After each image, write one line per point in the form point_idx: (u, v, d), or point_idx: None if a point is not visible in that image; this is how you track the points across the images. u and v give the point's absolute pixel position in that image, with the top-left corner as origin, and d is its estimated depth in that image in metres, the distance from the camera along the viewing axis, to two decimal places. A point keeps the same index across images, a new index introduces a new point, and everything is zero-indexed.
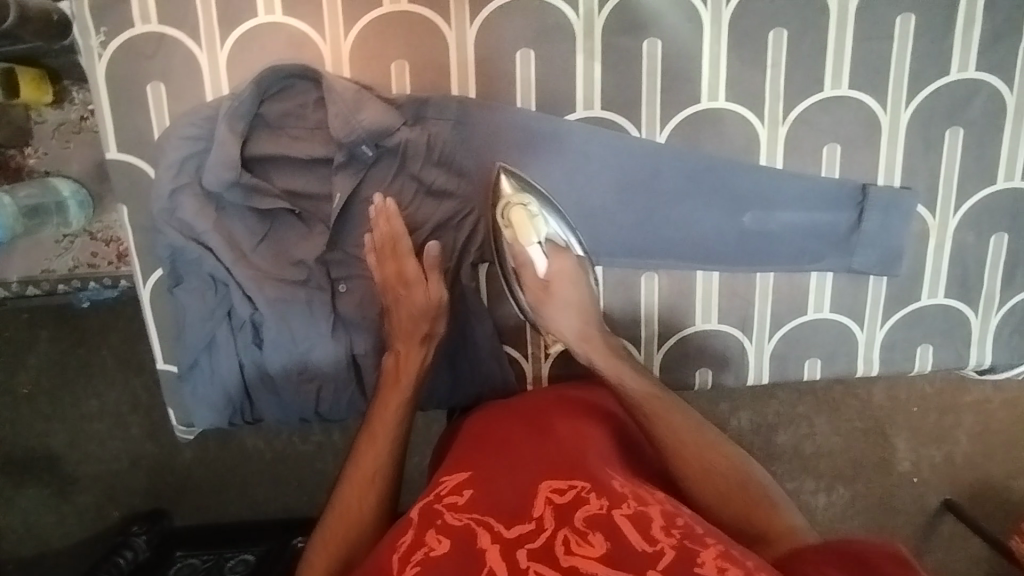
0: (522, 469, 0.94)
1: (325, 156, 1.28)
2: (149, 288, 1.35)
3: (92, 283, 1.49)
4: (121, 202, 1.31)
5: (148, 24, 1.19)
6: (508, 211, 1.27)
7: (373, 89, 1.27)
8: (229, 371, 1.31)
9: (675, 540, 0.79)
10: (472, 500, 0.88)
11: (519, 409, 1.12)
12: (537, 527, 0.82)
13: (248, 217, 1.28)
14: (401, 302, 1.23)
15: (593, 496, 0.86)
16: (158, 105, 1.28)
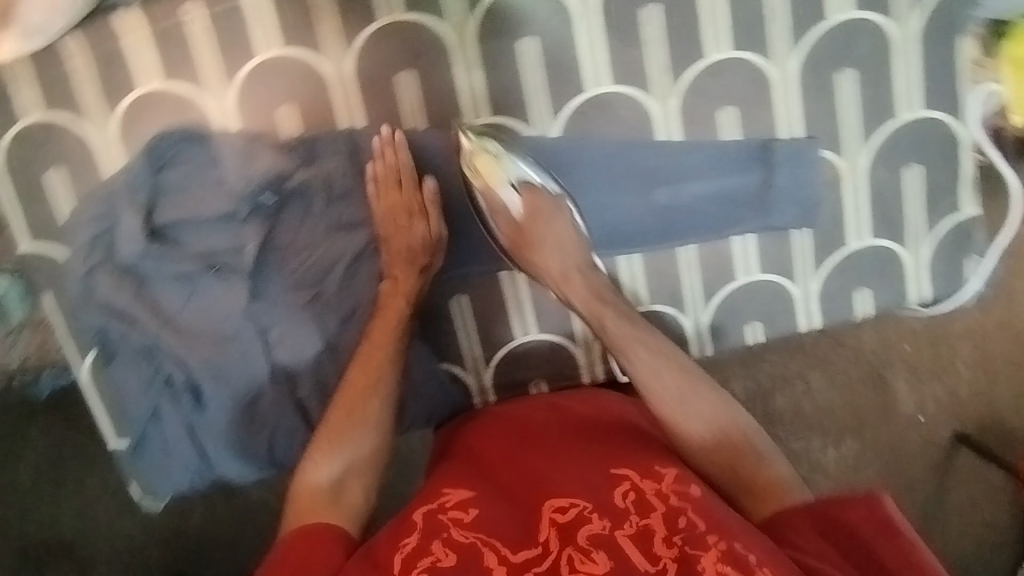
0: (516, 480, 0.70)
1: (229, 211, 0.84)
2: (88, 371, 0.89)
3: (45, 372, 1.04)
4: (42, 290, 0.86)
5: (147, 71, 0.81)
6: (472, 160, 0.82)
7: (263, 138, 0.83)
8: (181, 436, 0.90)
9: (677, 549, 0.60)
10: (474, 516, 0.66)
11: (506, 417, 0.80)
12: (616, 524, 0.63)
13: (169, 284, 0.85)
14: (393, 240, 0.84)
15: (593, 514, 0.64)
16: (59, 188, 0.84)
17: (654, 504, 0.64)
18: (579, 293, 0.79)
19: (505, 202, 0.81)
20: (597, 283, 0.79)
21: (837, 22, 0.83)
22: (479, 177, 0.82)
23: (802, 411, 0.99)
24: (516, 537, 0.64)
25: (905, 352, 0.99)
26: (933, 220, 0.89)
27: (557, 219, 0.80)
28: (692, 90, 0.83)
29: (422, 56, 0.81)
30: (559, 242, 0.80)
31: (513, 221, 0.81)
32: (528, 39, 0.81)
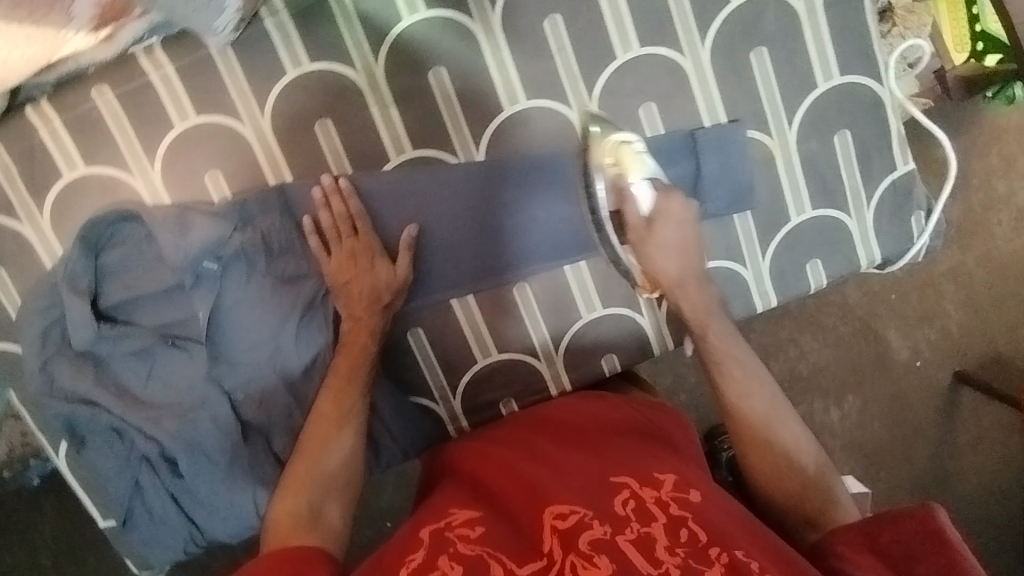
0: (520, 491, 0.72)
1: (175, 284, 0.84)
2: (64, 457, 0.90)
3: (31, 461, 1.09)
4: (5, 387, 0.88)
5: (68, 159, 0.81)
6: (615, 150, 0.80)
7: (195, 206, 0.83)
8: (167, 506, 0.90)
9: (680, 557, 0.62)
10: (480, 533, 0.68)
11: (503, 440, 0.83)
12: (617, 530, 0.64)
13: (127, 362, 0.86)
14: (350, 288, 0.83)
15: (594, 520, 0.65)
16: (4, 286, 0.85)
17: (655, 513, 0.66)
18: (691, 302, 0.80)
19: (637, 197, 0.79)
20: (701, 298, 0.81)
21: (741, 3, 0.83)
22: (618, 166, 0.79)
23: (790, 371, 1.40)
24: (521, 552, 0.65)
25: (893, 302, 1.43)
26: (871, 184, 0.89)
27: (683, 224, 0.80)
28: (608, 94, 0.84)
29: (336, 102, 0.82)
30: (681, 249, 0.80)
31: (643, 221, 0.79)
32: (437, 69, 0.82)
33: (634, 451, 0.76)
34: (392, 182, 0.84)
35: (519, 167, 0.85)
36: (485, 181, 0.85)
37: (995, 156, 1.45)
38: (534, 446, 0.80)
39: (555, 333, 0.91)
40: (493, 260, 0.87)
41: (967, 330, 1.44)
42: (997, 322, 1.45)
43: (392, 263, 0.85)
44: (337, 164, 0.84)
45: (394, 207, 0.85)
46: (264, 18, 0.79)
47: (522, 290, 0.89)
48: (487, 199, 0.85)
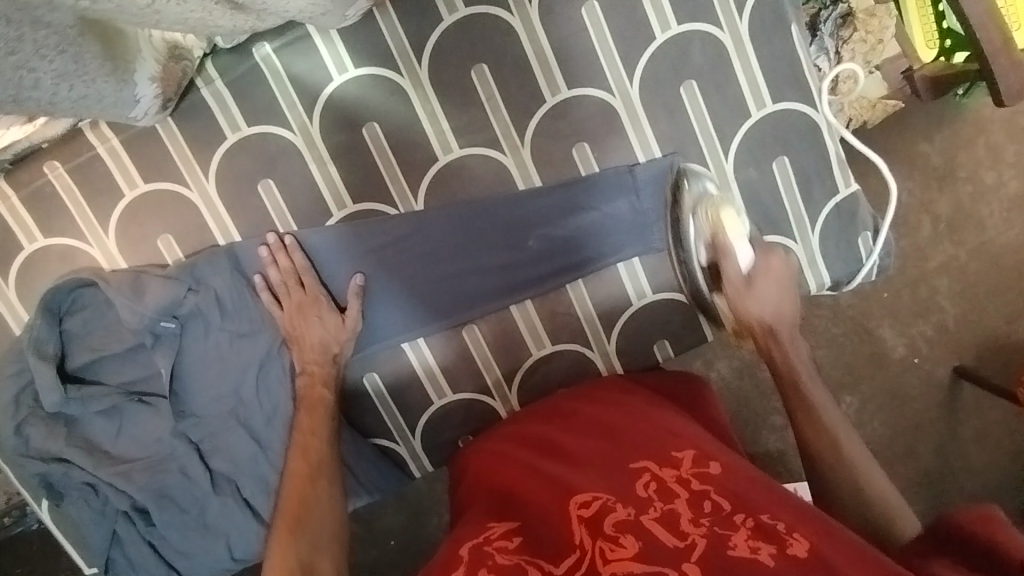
0: (543, 495, 0.71)
1: (137, 343, 0.88)
2: (46, 509, 0.94)
3: (28, 508, 1.14)
4: None
5: (26, 232, 0.85)
6: (715, 208, 0.83)
7: (150, 268, 0.87)
8: (144, 554, 0.94)
9: (706, 526, 0.60)
10: (517, 542, 0.66)
11: (521, 439, 0.84)
12: (640, 510, 0.64)
13: (98, 420, 0.90)
14: (301, 341, 0.88)
15: (617, 504, 0.66)
16: None
17: (677, 490, 0.66)
18: (788, 355, 0.83)
19: (738, 255, 0.82)
20: (796, 352, 0.84)
21: (665, 40, 0.84)
22: (716, 223, 0.82)
23: None
24: (554, 551, 0.63)
25: (885, 300, 1.41)
26: (815, 207, 0.89)
27: (786, 282, 0.83)
28: (540, 137, 0.85)
29: (276, 163, 0.84)
30: (778, 308, 0.83)
31: (743, 277, 0.83)
32: (371, 124, 0.84)
33: (645, 437, 0.76)
34: (335, 240, 0.87)
35: (494, 195, 0.87)
36: (463, 209, 0.87)
37: (980, 147, 1.42)
38: (546, 445, 0.81)
39: (507, 371, 0.93)
40: (439, 307, 0.90)
41: (963, 324, 1.41)
42: (995, 315, 1.41)
43: (341, 314, 0.88)
44: (283, 222, 0.87)
45: (342, 260, 0.88)
46: (200, 87, 0.82)
47: (471, 330, 0.92)
48: (434, 248, 0.88)
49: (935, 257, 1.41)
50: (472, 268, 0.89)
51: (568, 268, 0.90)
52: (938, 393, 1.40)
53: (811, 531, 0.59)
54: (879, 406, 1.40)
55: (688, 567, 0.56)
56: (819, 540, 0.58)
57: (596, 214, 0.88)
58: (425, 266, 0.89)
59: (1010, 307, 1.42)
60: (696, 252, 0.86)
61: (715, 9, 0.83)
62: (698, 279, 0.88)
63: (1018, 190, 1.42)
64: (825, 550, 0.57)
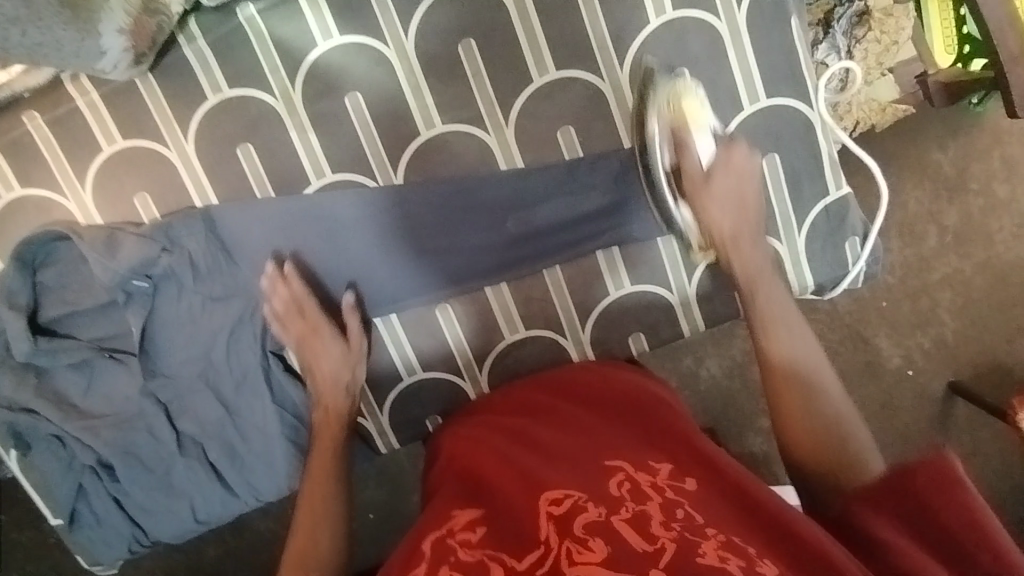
0: (512, 486, 0.71)
1: (110, 299, 0.88)
2: (12, 458, 0.94)
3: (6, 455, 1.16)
4: None
5: (4, 181, 0.85)
6: (676, 96, 0.79)
7: (125, 225, 0.86)
8: (108, 509, 0.95)
9: (676, 531, 0.60)
10: (480, 537, 0.66)
11: (499, 424, 0.83)
12: (612, 511, 0.64)
13: (69, 373, 0.90)
14: (315, 361, 0.86)
15: (589, 503, 0.65)
16: None
17: (650, 494, 0.65)
18: (745, 259, 0.79)
19: (698, 148, 0.78)
20: (755, 256, 0.79)
21: (659, 25, 0.81)
22: (675, 112, 0.79)
23: None
24: (517, 545, 0.63)
25: (883, 308, 1.38)
26: (803, 207, 0.87)
27: (750, 182, 0.79)
28: (525, 118, 0.83)
29: (256, 127, 0.83)
30: (741, 204, 0.79)
31: (701, 171, 0.78)
32: (354, 94, 0.82)
33: (621, 435, 0.75)
34: (322, 210, 0.86)
35: (482, 176, 0.85)
36: (451, 187, 0.85)
37: (994, 159, 1.38)
38: (522, 434, 0.80)
39: (479, 353, 0.92)
40: (432, 278, 0.89)
41: (961, 339, 1.38)
42: (995, 332, 1.38)
43: (344, 338, 0.87)
44: (261, 188, 0.86)
45: (343, 257, 0.88)
46: (182, 44, 0.81)
47: (445, 310, 0.91)
48: (426, 227, 0.87)
49: (938, 269, 1.38)
50: (454, 247, 0.88)
51: (548, 253, 0.89)
52: (929, 406, 1.38)
53: (773, 549, 0.60)
54: (867, 415, 1.38)
55: None
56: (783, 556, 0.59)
57: (580, 200, 0.86)
58: (414, 245, 0.88)
59: (1013, 324, 1.38)
60: (660, 152, 0.81)
61: None
62: (665, 198, 0.83)
63: None
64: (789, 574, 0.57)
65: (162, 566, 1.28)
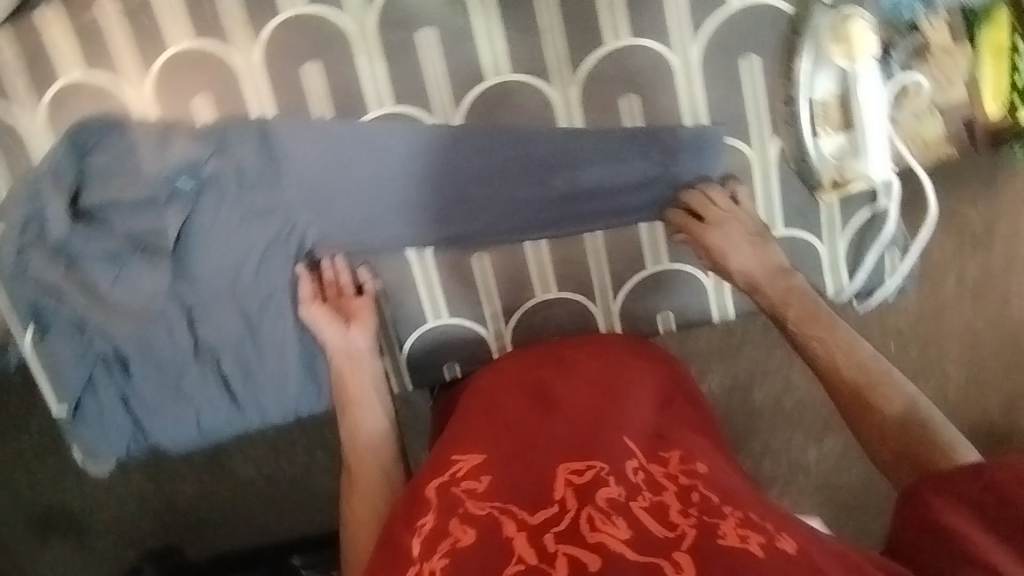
0: (527, 446, 0.73)
1: (151, 196, 0.88)
2: (24, 343, 0.94)
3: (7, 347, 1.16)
4: None
5: (68, 61, 0.85)
6: (841, 23, 0.81)
7: (179, 124, 0.87)
8: (115, 403, 0.96)
9: (696, 518, 0.61)
10: (486, 483, 0.69)
11: (511, 374, 0.84)
12: (631, 494, 0.65)
13: (97, 263, 0.90)
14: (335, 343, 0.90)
15: (609, 476, 0.68)
16: None
17: (666, 484, 0.68)
18: (743, 264, 0.84)
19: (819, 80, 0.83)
20: (757, 257, 0.84)
21: (738, 8, 0.82)
22: (845, 47, 0.80)
23: (782, 401, 1.28)
24: (532, 499, 0.66)
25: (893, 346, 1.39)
26: (847, 212, 0.88)
27: (749, 227, 0.85)
28: (592, 79, 0.84)
29: (327, 47, 0.84)
30: (752, 242, 0.85)
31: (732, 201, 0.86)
32: (427, 29, 0.83)
33: (640, 418, 0.77)
34: (379, 147, 0.87)
35: (540, 132, 0.86)
36: (507, 137, 0.86)
37: None
38: (538, 392, 0.81)
39: (507, 307, 0.94)
40: (469, 227, 0.90)
41: (962, 389, 1.39)
42: (999, 394, 1.37)
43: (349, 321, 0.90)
44: (320, 109, 0.86)
45: (386, 235, 0.91)
46: None
47: (481, 259, 0.92)
48: (489, 176, 0.88)
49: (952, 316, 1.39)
50: (500, 197, 0.89)
51: (592, 218, 0.89)
52: None
53: (791, 529, 0.62)
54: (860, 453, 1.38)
55: (680, 556, 0.57)
56: (799, 532, 0.61)
57: (631, 170, 0.87)
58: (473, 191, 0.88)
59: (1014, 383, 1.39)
60: (808, 85, 0.82)
61: None
62: (802, 129, 0.84)
63: None
64: (812, 551, 0.59)
65: (135, 496, 1.26)
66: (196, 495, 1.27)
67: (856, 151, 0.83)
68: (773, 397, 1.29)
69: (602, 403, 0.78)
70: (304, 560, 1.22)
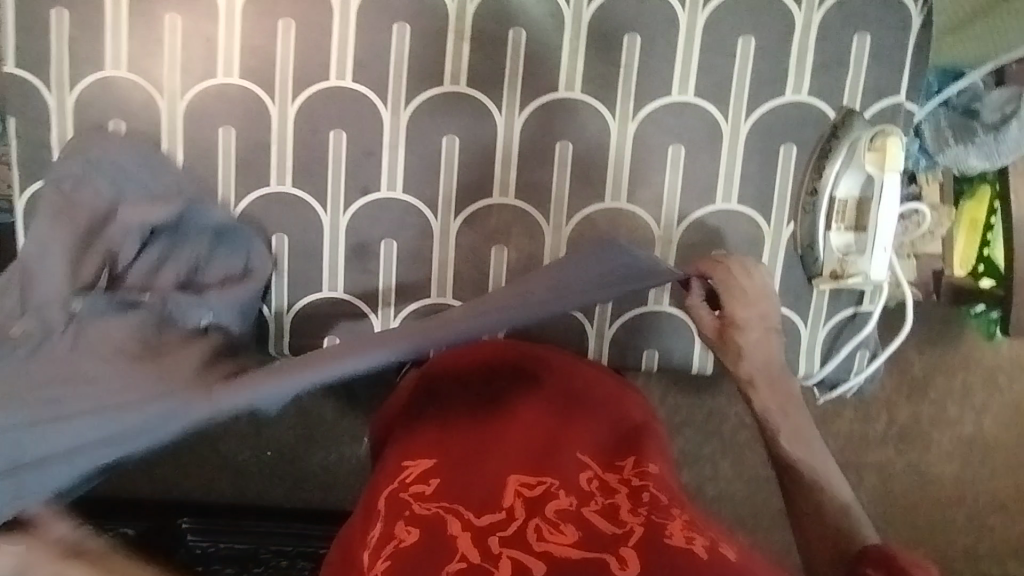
0: (481, 454, 0.72)
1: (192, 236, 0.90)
2: (24, 201, 0.93)
3: None
4: (9, 112, 0.91)
5: None
6: (881, 138, 0.89)
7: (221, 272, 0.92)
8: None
9: (644, 517, 0.62)
10: (435, 486, 0.68)
11: (470, 379, 0.83)
12: (582, 501, 0.65)
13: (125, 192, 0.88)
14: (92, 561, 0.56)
15: (560, 490, 0.66)
16: (60, 29, 0.89)
17: (618, 488, 0.68)
18: (749, 344, 0.82)
19: (848, 178, 0.92)
20: (765, 343, 0.82)
21: (791, 100, 0.91)
22: (878, 156, 0.89)
23: (704, 487, 1.32)
24: (479, 503, 0.65)
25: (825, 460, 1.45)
26: (835, 307, 0.97)
27: (766, 310, 0.82)
28: (649, 121, 0.92)
29: (423, 16, 0.89)
30: (765, 329, 0.82)
31: (751, 271, 0.81)
32: (518, 30, 0.90)
33: (597, 436, 0.77)
34: (433, 128, 0.92)
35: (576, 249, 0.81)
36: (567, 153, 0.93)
37: (956, 380, 1.37)
38: (495, 404, 0.80)
39: None
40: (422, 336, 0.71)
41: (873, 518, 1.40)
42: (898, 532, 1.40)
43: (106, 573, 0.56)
44: (397, 68, 0.90)
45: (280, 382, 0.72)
46: None
47: (500, 252, 0.96)
48: (401, 330, 0.72)
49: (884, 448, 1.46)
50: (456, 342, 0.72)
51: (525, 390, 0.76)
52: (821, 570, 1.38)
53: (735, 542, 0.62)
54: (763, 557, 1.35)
55: (624, 551, 0.57)
56: (744, 547, 0.61)
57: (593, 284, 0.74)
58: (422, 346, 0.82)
59: (916, 527, 1.41)
60: (834, 184, 0.92)
61: (842, 95, 0.91)
62: (819, 218, 0.93)
63: (973, 434, 1.39)
64: (750, 559, 0.58)
65: None
66: None
67: (862, 250, 0.93)
68: (698, 481, 1.33)
69: (557, 420, 0.77)
70: (194, 523, 1.14)
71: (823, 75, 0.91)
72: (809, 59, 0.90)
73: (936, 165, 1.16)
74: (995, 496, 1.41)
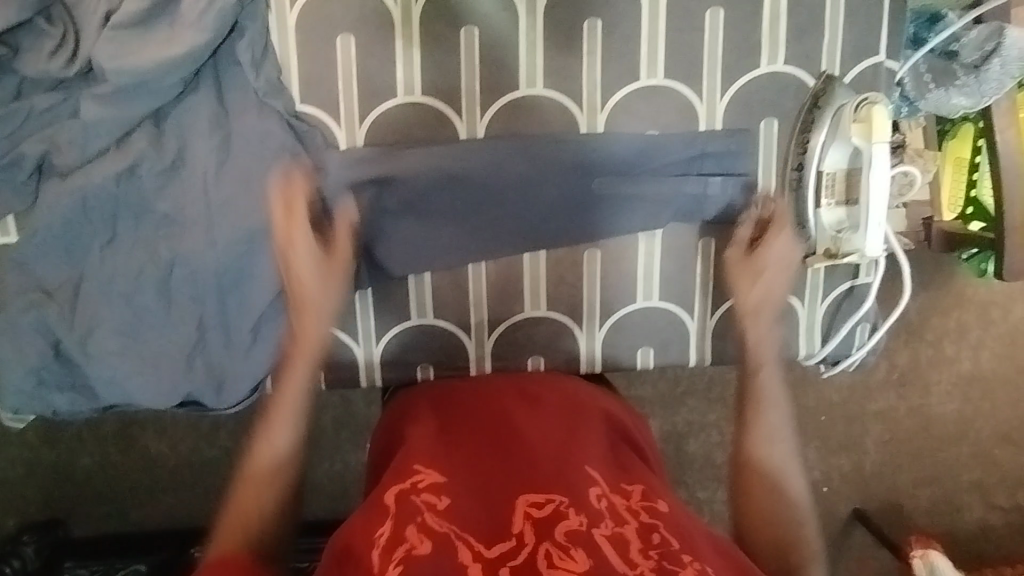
0: (492, 477, 0.67)
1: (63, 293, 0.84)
2: None
3: None
4: None
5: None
6: (869, 109, 0.84)
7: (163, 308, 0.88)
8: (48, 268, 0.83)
9: (655, 560, 0.58)
10: (444, 505, 0.64)
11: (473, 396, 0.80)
12: (592, 523, 0.61)
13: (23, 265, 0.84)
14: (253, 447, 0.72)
15: (570, 510, 0.62)
16: None
17: (627, 517, 0.63)
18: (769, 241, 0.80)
19: (832, 155, 0.89)
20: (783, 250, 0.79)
21: (768, 72, 0.86)
22: (863, 129, 0.84)
23: (712, 458, 1.29)
24: (487, 530, 0.61)
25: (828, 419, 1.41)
26: (831, 282, 0.94)
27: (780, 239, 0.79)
28: (620, 110, 0.87)
29: (366, 23, 0.83)
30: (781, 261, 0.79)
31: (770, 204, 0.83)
32: (470, 28, 0.84)
33: (603, 451, 0.72)
34: (393, 145, 0.86)
35: (485, 242, 0.89)
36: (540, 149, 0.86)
37: (951, 320, 1.31)
38: (504, 418, 0.75)
39: (494, 317, 0.92)
40: (416, 242, 0.87)
41: (881, 471, 1.33)
42: (911, 482, 1.33)
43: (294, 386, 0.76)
44: (346, 88, 0.85)
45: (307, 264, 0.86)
46: None
47: (478, 268, 0.90)
48: (394, 227, 0.87)
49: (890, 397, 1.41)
50: (421, 258, 0.88)
51: (461, 221, 0.88)
52: (832, 527, 1.34)
53: None
54: None
55: None
56: None
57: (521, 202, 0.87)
58: (435, 234, 0.88)
59: (924, 473, 1.34)
60: (820, 157, 0.88)
61: (819, 63, 0.87)
62: (807, 193, 0.90)
63: (971, 371, 1.33)
64: None
65: (30, 456, 1.14)
66: (97, 464, 1.15)
67: (856, 226, 0.88)
68: (707, 452, 1.29)
69: (568, 439, 0.72)
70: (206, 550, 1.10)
71: (797, 42, 0.86)
72: (783, 27, 0.85)
73: (918, 110, 1.10)
74: (996, 429, 1.34)
